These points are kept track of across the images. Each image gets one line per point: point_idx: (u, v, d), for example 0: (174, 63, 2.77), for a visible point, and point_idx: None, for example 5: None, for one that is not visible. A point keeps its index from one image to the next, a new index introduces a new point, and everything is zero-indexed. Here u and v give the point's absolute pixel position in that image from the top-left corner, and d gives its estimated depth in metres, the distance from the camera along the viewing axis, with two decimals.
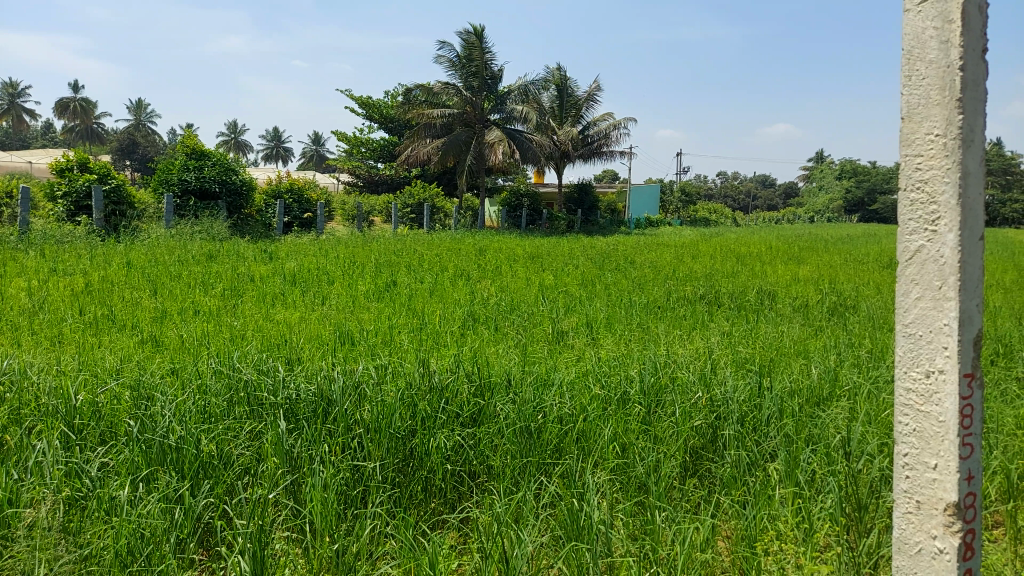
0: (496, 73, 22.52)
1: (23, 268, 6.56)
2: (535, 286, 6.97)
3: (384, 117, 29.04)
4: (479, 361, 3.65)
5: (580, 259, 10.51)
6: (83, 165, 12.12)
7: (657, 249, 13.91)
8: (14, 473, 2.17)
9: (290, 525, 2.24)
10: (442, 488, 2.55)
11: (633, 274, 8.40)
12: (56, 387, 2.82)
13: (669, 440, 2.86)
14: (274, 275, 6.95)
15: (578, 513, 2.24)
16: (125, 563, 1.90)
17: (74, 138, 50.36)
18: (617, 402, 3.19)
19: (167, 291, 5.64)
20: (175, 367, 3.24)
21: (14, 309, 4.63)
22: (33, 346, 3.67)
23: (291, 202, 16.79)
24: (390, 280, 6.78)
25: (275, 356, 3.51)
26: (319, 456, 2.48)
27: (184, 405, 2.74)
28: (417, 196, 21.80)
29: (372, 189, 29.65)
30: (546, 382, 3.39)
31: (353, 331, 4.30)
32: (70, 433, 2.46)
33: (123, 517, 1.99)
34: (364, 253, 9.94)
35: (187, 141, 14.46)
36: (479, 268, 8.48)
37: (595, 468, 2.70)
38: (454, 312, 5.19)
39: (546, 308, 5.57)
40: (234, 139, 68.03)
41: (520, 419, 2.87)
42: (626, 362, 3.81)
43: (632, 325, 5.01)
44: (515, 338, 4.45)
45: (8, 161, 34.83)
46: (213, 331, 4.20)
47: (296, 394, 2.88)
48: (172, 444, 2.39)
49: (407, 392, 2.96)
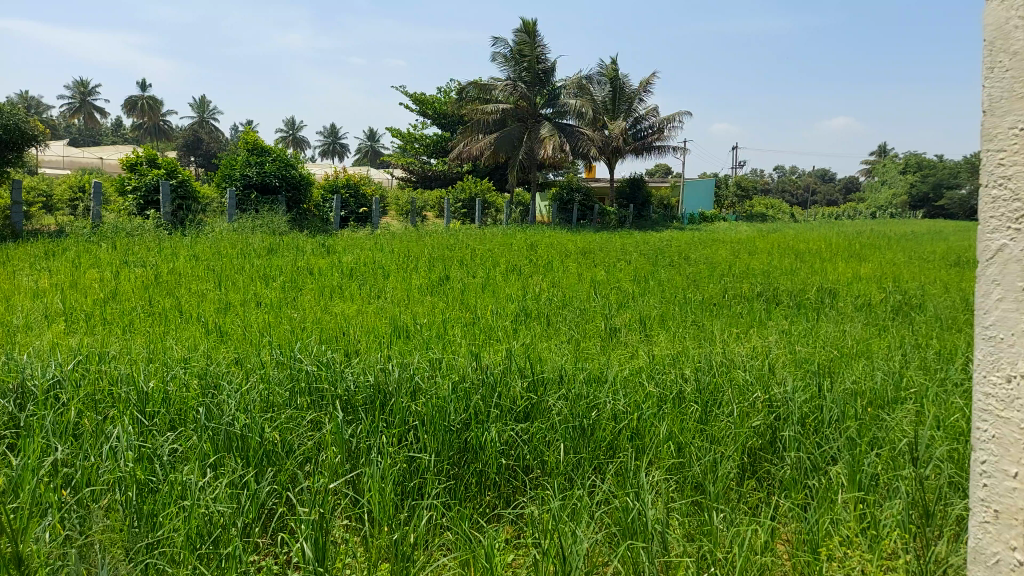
0: (548, 67, 22.46)
1: (97, 260, 6.85)
2: (587, 282, 6.94)
3: (437, 113, 29.27)
4: (532, 356, 3.65)
5: (634, 254, 10.40)
6: (152, 161, 12.57)
7: (713, 245, 13.62)
8: (93, 455, 2.27)
9: (349, 515, 2.29)
10: (497, 482, 2.56)
11: (687, 270, 8.28)
12: (127, 373, 2.94)
13: (727, 440, 2.81)
14: (332, 268, 7.09)
15: (633, 511, 2.22)
16: (194, 544, 1.96)
17: (142, 135, 52.29)
18: (673, 401, 3.15)
19: (230, 283, 5.81)
20: (239, 357, 3.34)
21: (89, 299, 4.84)
22: (105, 335, 3.83)
23: (347, 197, 17.05)
24: (443, 275, 6.83)
25: (333, 348, 3.59)
26: (377, 448, 2.52)
27: (247, 395, 2.83)
28: (469, 191, 21.92)
29: (424, 184, 29.94)
30: (600, 379, 3.36)
31: (407, 324, 4.35)
32: (141, 419, 2.56)
33: (193, 500, 2.06)
34: (419, 247, 10.04)
35: (249, 137, 14.84)
36: (531, 263, 8.48)
37: (650, 466, 2.67)
38: (508, 307, 5.21)
39: (599, 303, 5.54)
40: (292, 135, 69.57)
41: (573, 416, 2.87)
42: (681, 360, 3.76)
43: (687, 322, 4.93)
44: (568, 333, 4.44)
45: (82, 157, 36.41)
46: (274, 322, 4.31)
47: (354, 386, 2.95)
48: (237, 433, 2.47)
49: (460, 386, 3.00)
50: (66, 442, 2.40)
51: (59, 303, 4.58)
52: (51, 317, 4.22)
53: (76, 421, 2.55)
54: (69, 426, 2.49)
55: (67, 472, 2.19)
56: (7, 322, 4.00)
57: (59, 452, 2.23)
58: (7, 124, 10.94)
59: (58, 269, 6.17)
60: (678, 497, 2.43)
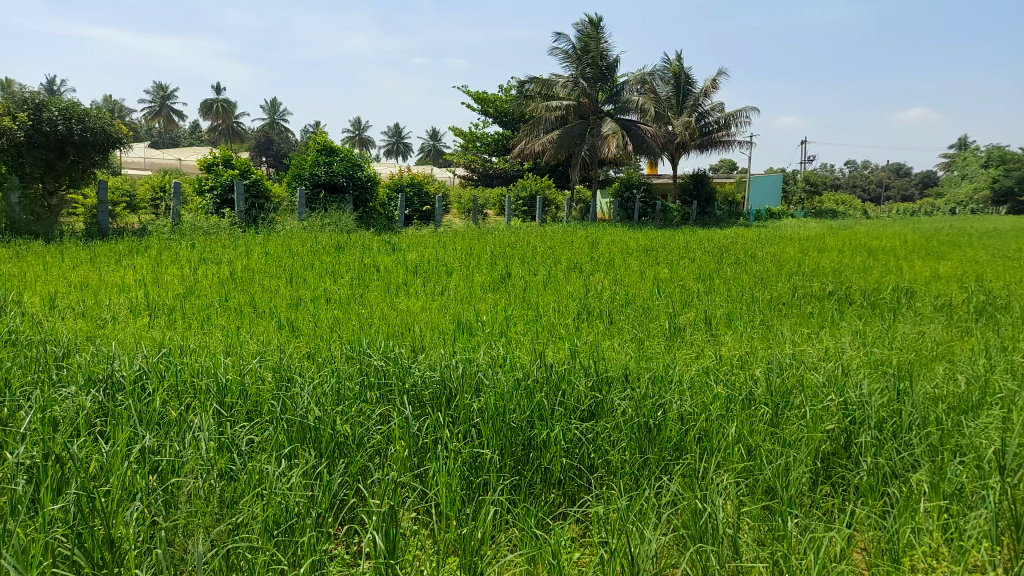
0: (612, 63, 22.32)
1: (177, 257, 7.17)
2: (651, 280, 6.85)
3: (498, 111, 29.41)
4: (596, 355, 3.62)
5: (698, 252, 10.19)
6: (227, 161, 13.07)
7: (781, 243, 13.24)
8: (177, 444, 2.37)
9: (418, 508, 2.33)
10: (562, 479, 2.57)
11: (754, 268, 8.08)
12: (207, 366, 3.06)
13: (799, 445, 2.73)
14: (397, 265, 7.22)
15: (702, 513, 2.18)
16: (272, 533, 2.03)
17: (216, 136, 54.42)
18: (741, 403, 3.07)
19: (301, 279, 5.99)
20: (311, 352, 3.43)
21: (170, 294, 5.07)
22: (185, 329, 4.01)
23: (412, 195, 17.29)
24: (505, 272, 6.87)
25: (400, 343, 3.66)
26: (443, 443, 2.56)
27: (318, 387, 2.90)
28: (530, 188, 21.95)
29: (485, 183, 30.13)
30: (665, 379, 3.32)
31: (470, 321, 4.40)
32: (220, 410, 2.67)
33: (270, 489, 2.14)
34: (481, 245, 10.14)
35: (318, 137, 15.23)
36: (592, 261, 8.43)
37: (718, 468, 2.63)
38: (569, 305, 5.20)
39: (663, 302, 5.47)
40: (356, 135, 71.02)
41: (639, 415, 2.84)
42: (751, 360, 3.67)
43: (755, 322, 4.81)
44: (631, 332, 4.40)
45: (162, 158, 38.18)
46: (342, 318, 4.42)
47: (421, 381, 3.00)
48: (311, 425, 2.55)
49: (524, 385, 3.01)
50: (151, 431, 2.52)
51: (143, 298, 4.81)
52: (136, 311, 4.44)
53: (161, 411, 2.67)
54: (154, 415, 2.61)
55: (153, 459, 2.30)
56: (97, 316, 4.22)
57: (145, 440, 2.34)
58: (94, 127, 11.56)
59: (142, 265, 6.48)
60: (747, 502, 2.38)
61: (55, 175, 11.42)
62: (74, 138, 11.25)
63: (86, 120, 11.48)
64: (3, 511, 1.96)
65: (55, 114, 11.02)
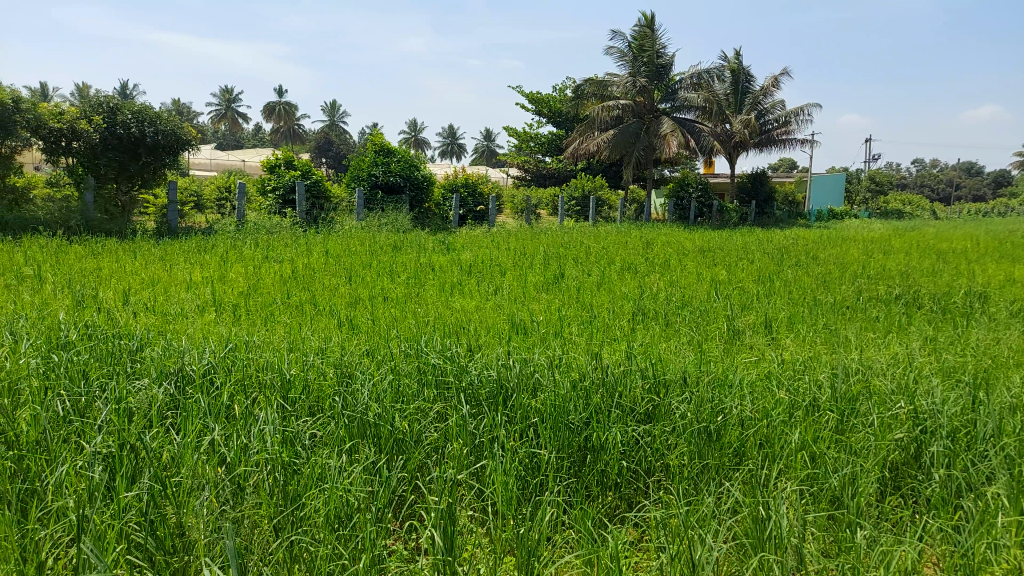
0: (668, 62, 22.06)
1: (242, 256, 7.39)
2: (707, 281, 6.73)
3: (552, 111, 29.36)
4: (653, 357, 3.58)
5: (757, 254, 9.96)
6: (289, 163, 13.43)
7: (843, 244, 12.83)
8: (244, 436, 2.44)
9: (476, 506, 2.35)
10: (619, 482, 2.55)
11: (816, 270, 7.86)
12: (272, 360, 3.15)
13: (866, 455, 2.65)
14: (452, 264, 7.29)
15: (765, 521, 2.14)
16: (334, 526, 2.08)
17: (277, 138, 55.92)
18: (805, 409, 2.99)
19: (359, 278, 6.10)
20: (370, 349, 3.49)
21: (235, 291, 5.24)
22: (250, 325, 4.13)
23: (466, 196, 17.40)
24: (558, 273, 6.84)
25: (457, 342, 3.69)
26: (500, 443, 2.58)
27: (379, 383, 2.96)
28: (583, 188, 21.85)
29: (538, 183, 30.10)
30: (726, 382, 3.26)
31: (525, 321, 4.41)
32: (284, 405, 2.74)
33: (333, 483, 2.19)
34: (535, 245, 10.14)
35: (376, 139, 15.48)
36: (648, 262, 8.35)
37: (781, 476, 2.57)
38: (624, 306, 5.16)
39: (721, 304, 5.37)
40: (412, 136, 72.01)
41: (698, 419, 2.79)
42: (815, 365, 3.57)
43: (818, 327, 4.67)
44: (688, 334, 4.33)
45: (228, 160, 39.44)
46: (400, 317, 4.48)
47: (478, 380, 3.03)
48: (371, 421, 2.60)
49: (581, 385, 3.00)
50: (219, 424, 2.60)
51: (209, 295, 4.98)
52: (203, 307, 4.60)
53: (229, 404, 2.76)
54: (223, 409, 2.70)
55: (221, 451, 2.38)
56: (167, 312, 4.39)
57: (214, 433, 2.42)
58: (165, 130, 12.03)
59: (209, 263, 6.71)
60: (812, 511, 2.31)
61: (127, 176, 11.92)
62: (146, 141, 11.70)
63: (158, 123, 11.92)
64: (81, 498, 2.06)
65: (128, 117, 11.49)
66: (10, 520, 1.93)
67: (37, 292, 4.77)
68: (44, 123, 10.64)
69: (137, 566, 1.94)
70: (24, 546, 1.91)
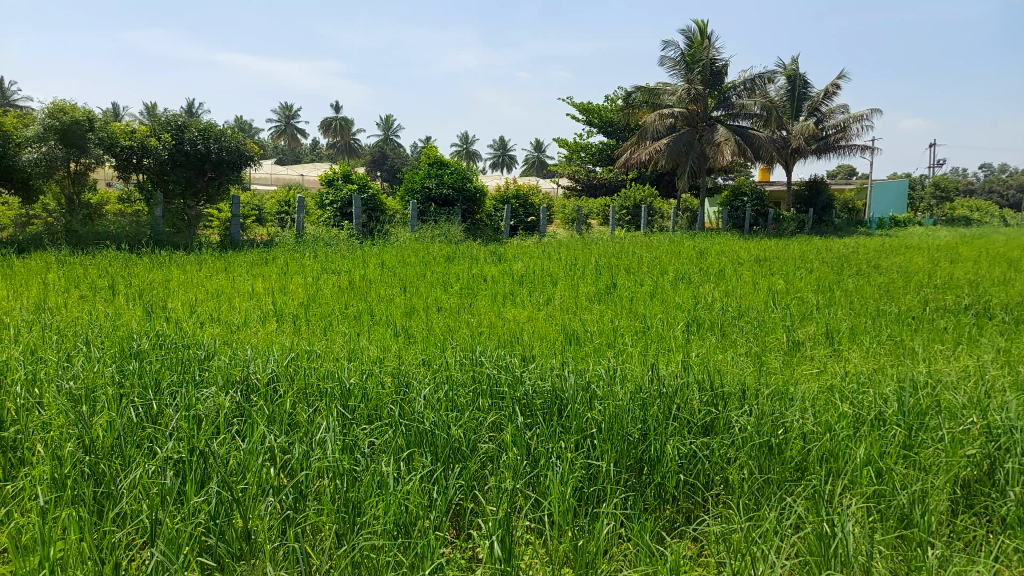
0: (722, 67, 22.00)
1: (301, 267, 7.58)
2: (765, 291, 6.58)
3: (603, 121, 29.25)
4: (710, 368, 3.52)
5: (816, 263, 9.69)
6: (347, 176, 13.76)
7: (907, 253, 12.37)
8: (306, 443, 2.51)
9: (533, 516, 2.35)
10: (676, 496, 2.52)
11: (879, 280, 7.60)
12: (332, 369, 3.22)
13: (937, 471, 2.55)
14: (504, 275, 7.31)
15: (830, 538, 2.08)
16: (394, 533, 2.11)
17: (333, 152, 57.28)
18: (871, 424, 2.90)
19: (414, 289, 6.19)
20: (426, 359, 3.53)
21: (295, 302, 5.38)
22: (310, 334, 4.23)
23: (517, 207, 17.44)
24: (610, 283, 6.80)
25: (511, 352, 3.70)
26: (556, 453, 2.58)
27: (435, 393, 2.99)
28: (634, 198, 21.70)
29: (589, 193, 30.00)
30: (786, 395, 3.18)
31: (578, 331, 4.40)
32: (344, 413, 2.80)
33: (392, 491, 2.23)
34: (586, 255, 10.10)
35: (430, 152, 15.72)
36: (701, 271, 8.23)
37: (846, 492, 2.49)
38: (678, 316, 5.10)
39: (779, 314, 5.25)
40: (463, 148, 72.78)
41: (759, 433, 2.74)
42: (880, 378, 3.45)
43: (882, 338, 4.51)
44: (746, 345, 4.24)
45: (287, 174, 40.57)
46: (453, 326, 4.53)
47: (533, 390, 3.03)
48: (428, 429, 2.63)
49: (638, 396, 2.98)
50: (282, 430, 2.68)
51: (271, 305, 5.12)
52: (265, 317, 4.74)
53: (291, 411, 2.83)
54: (285, 417, 2.77)
55: (285, 457, 2.45)
56: (232, 322, 4.54)
57: (278, 439, 2.48)
58: (229, 146, 12.49)
59: (270, 275, 6.91)
60: (879, 529, 2.23)
61: (194, 192, 12.38)
62: (211, 157, 12.20)
63: (222, 140, 12.40)
64: (154, 501, 2.14)
65: (195, 134, 11.99)
66: (88, 521, 2.02)
67: (111, 303, 5.00)
68: (117, 140, 11.18)
69: (206, 569, 2.00)
70: (101, 547, 1.99)
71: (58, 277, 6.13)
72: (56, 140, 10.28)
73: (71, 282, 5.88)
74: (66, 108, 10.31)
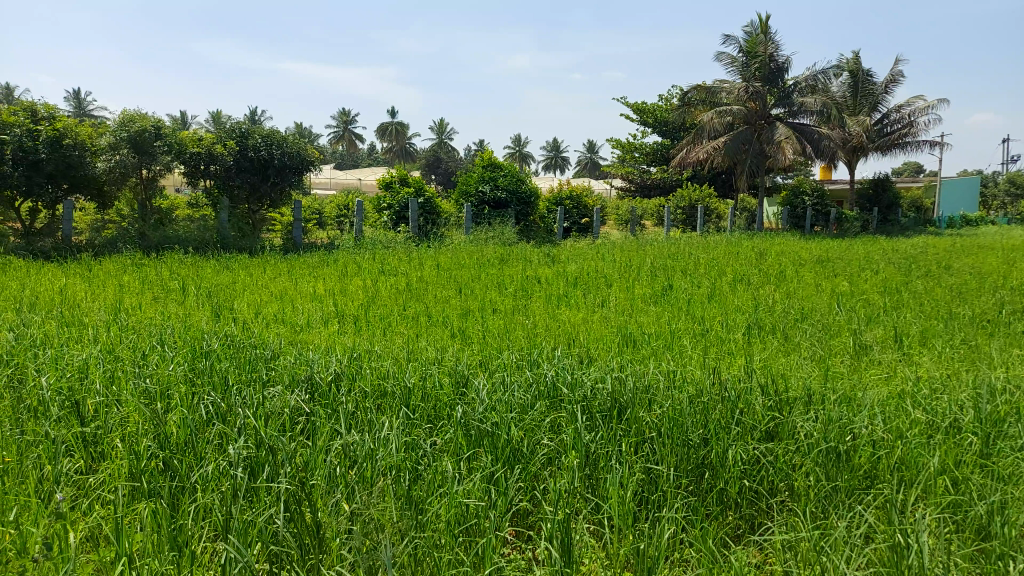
0: (781, 65, 21.46)
1: (360, 270, 7.74)
2: (827, 293, 6.40)
3: (657, 121, 28.92)
4: (774, 373, 3.44)
5: (882, 263, 9.37)
6: (403, 180, 13.98)
7: (981, 253, 11.81)
8: (368, 442, 2.56)
9: (593, 519, 2.34)
10: (739, 503, 2.47)
11: (951, 281, 7.30)
12: (393, 370, 3.27)
13: (1016, 482, 2.44)
14: (558, 277, 7.29)
15: (903, 548, 2.02)
16: (454, 534, 2.13)
17: (389, 157, 58.21)
18: (945, 432, 2.79)
19: (469, 290, 6.25)
20: (485, 360, 3.55)
21: (354, 303, 5.49)
22: (371, 335, 4.31)
23: (571, 208, 17.41)
24: (667, 285, 6.71)
25: (569, 354, 3.69)
26: (616, 456, 2.56)
27: (493, 394, 3.01)
28: (690, 198, 21.38)
29: (643, 194, 29.69)
30: (854, 401, 3.08)
31: (635, 333, 4.35)
32: (405, 412, 2.84)
33: (453, 491, 2.25)
34: (641, 256, 10.00)
35: (484, 155, 15.83)
36: (761, 273, 8.05)
37: (918, 501, 2.41)
38: (738, 319, 4.99)
39: (844, 317, 5.09)
40: (516, 151, 72.97)
41: (826, 439, 2.66)
42: (955, 384, 3.31)
43: (956, 342, 4.34)
44: (810, 349, 4.12)
45: (346, 179, 41.39)
46: (509, 328, 4.56)
47: (592, 393, 3.02)
48: (488, 430, 2.66)
49: (699, 401, 2.93)
50: (346, 428, 2.73)
51: (332, 307, 5.24)
52: (327, 318, 4.86)
53: (354, 410, 2.88)
54: (348, 415, 2.83)
55: (351, 454, 2.50)
56: (296, 322, 4.68)
57: (342, 436, 2.55)
58: (291, 152, 12.75)
59: (330, 277, 7.08)
60: (956, 540, 2.14)
61: (258, 197, 12.69)
62: (273, 162, 12.46)
63: (285, 145, 12.69)
64: (226, 494, 2.22)
65: (258, 141, 12.31)
66: (164, 514, 2.10)
67: (182, 304, 5.21)
68: (186, 147, 11.66)
69: (276, 562, 2.07)
70: (176, 539, 2.07)
71: (133, 279, 6.42)
72: (128, 149, 10.88)
73: (145, 284, 6.15)
74: (134, 117, 10.86)
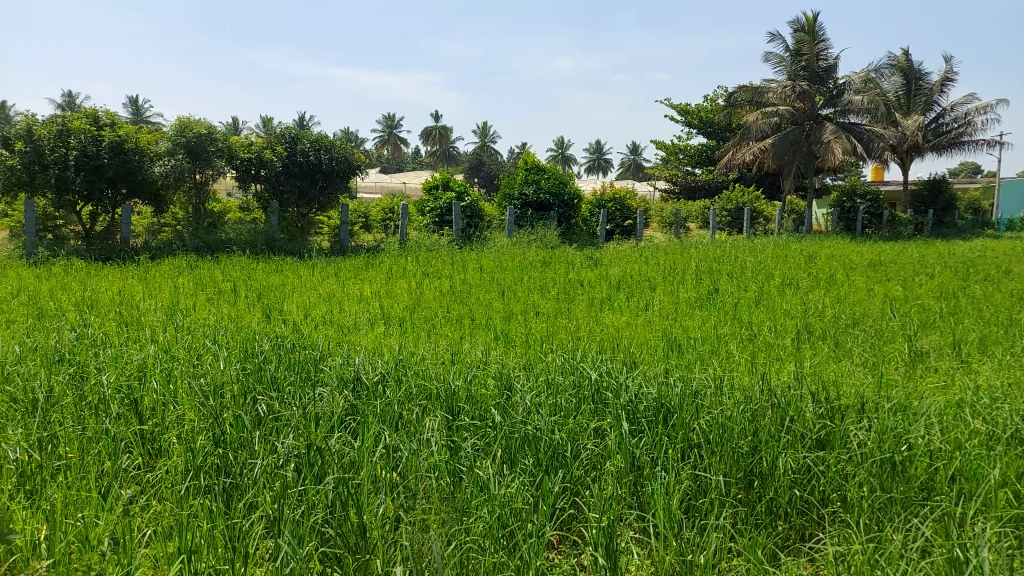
0: (830, 64, 21.09)
1: (405, 272, 7.84)
2: (880, 298, 6.22)
3: (702, 121, 28.53)
4: (824, 379, 3.36)
5: (939, 267, 9.04)
6: (447, 183, 14.10)
7: None
8: (414, 443, 2.59)
9: (638, 526, 2.32)
10: (789, 512, 2.42)
11: (1012, 286, 7.01)
12: (437, 373, 3.30)
13: None
14: (602, 280, 7.25)
15: (961, 564, 1.95)
16: (499, 537, 2.14)
17: (432, 160, 58.73)
18: (1007, 443, 2.69)
19: (512, 293, 6.27)
20: (529, 363, 3.56)
21: (399, 305, 5.56)
22: (416, 337, 4.36)
23: (613, 211, 17.30)
24: (712, 288, 6.61)
25: (613, 358, 3.67)
26: (662, 462, 2.54)
27: (538, 398, 3.01)
28: (736, 200, 21.06)
29: (688, 195, 29.32)
30: (910, 410, 2.99)
31: (680, 338, 4.30)
32: (450, 415, 2.86)
33: (498, 493, 2.27)
34: (685, 259, 9.87)
35: (527, 158, 15.83)
36: (810, 276, 7.87)
37: (977, 515, 2.33)
38: (787, 324, 4.89)
39: (898, 323, 4.94)
40: (558, 153, 72.80)
41: (879, 449, 2.58)
42: (1017, 393, 3.19)
43: (1018, 350, 4.17)
44: (862, 355, 4.01)
45: (390, 181, 41.87)
46: (553, 330, 4.55)
47: (637, 397, 3.00)
48: (531, 433, 2.66)
49: (748, 408, 2.88)
50: (392, 429, 2.77)
51: (378, 309, 5.32)
52: (373, 320, 4.93)
53: (400, 412, 2.92)
54: (394, 416, 2.86)
55: (396, 456, 2.53)
56: (343, 323, 4.76)
57: (388, 437, 2.58)
58: (339, 156, 12.99)
59: (375, 279, 7.19)
60: (1018, 556, 2.06)
61: (306, 200, 12.97)
62: (322, 167, 12.76)
63: (333, 150, 12.94)
64: (276, 493, 2.28)
65: (307, 146, 12.62)
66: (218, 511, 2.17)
67: (234, 305, 5.35)
68: (237, 152, 11.94)
69: (326, 560, 2.11)
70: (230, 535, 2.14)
71: (188, 281, 6.62)
72: (183, 154, 11.04)
73: (199, 286, 6.34)
74: (189, 124, 11.18)
